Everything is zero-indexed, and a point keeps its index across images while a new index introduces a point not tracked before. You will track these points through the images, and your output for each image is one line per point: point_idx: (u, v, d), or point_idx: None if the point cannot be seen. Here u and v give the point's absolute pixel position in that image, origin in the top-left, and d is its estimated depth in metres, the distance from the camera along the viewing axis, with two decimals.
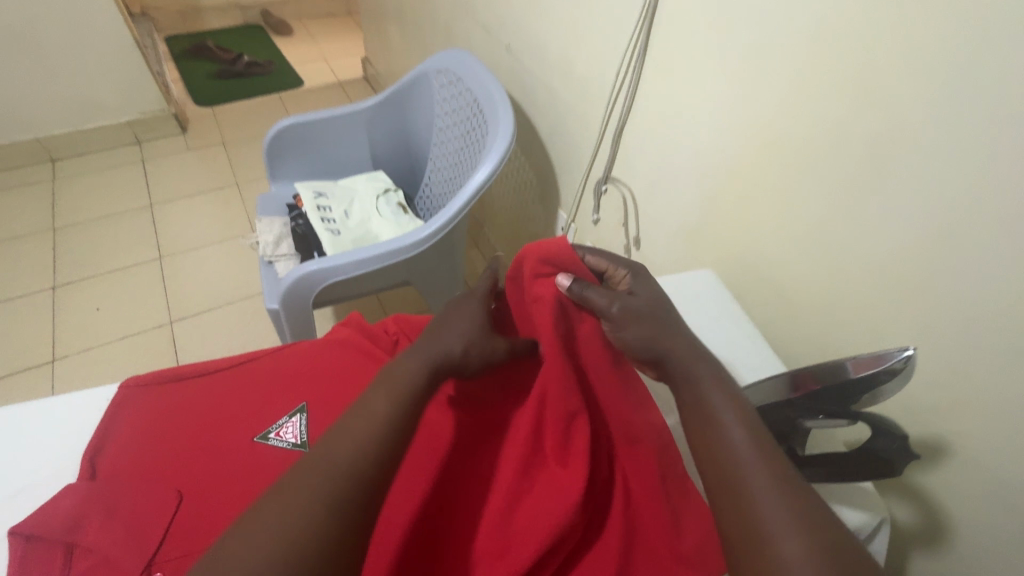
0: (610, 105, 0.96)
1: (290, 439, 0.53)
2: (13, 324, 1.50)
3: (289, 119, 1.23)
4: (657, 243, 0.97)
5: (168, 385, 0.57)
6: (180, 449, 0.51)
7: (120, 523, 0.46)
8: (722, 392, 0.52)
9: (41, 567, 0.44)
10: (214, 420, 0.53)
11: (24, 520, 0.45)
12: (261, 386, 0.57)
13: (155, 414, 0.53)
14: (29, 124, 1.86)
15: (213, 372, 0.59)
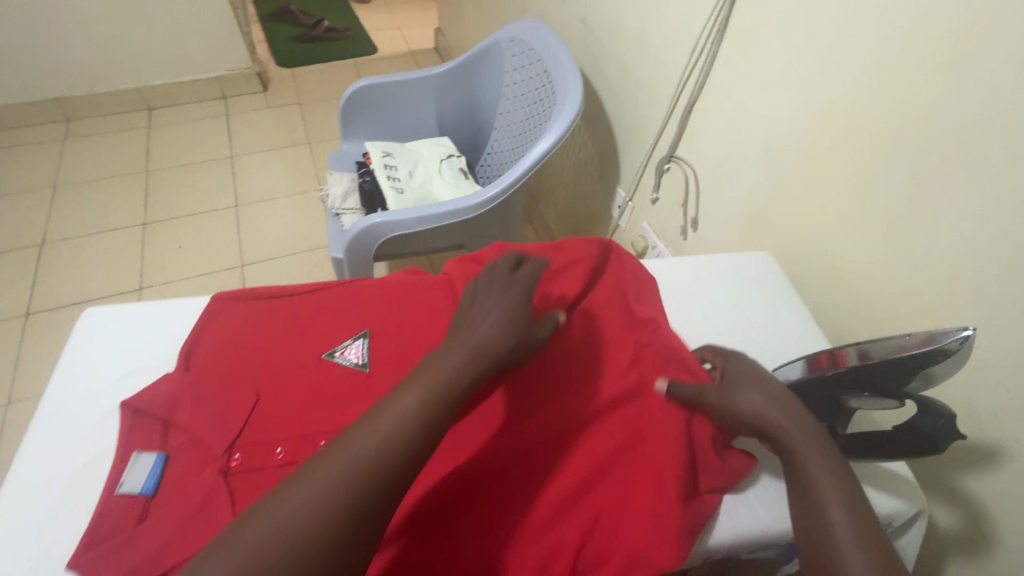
0: (681, 83, 0.94)
1: (353, 358, 0.58)
2: (108, 254, 1.67)
3: (365, 79, 1.29)
4: (716, 226, 0.96)
5: (250, 301, 0.63)
6: (260, 355, 0.57)
7: (209, 409, 0.52)
8: (828, 468, 0.48)
9: (144, 437, 0.51)
10: (288, 335, 0.59)
11: (134, 397, 0.52)
12: (329, 311, 0.63)
13: (238, 324, 0.60)
14: (131, 73, 2.03)
15: (288, 294, 0.65)
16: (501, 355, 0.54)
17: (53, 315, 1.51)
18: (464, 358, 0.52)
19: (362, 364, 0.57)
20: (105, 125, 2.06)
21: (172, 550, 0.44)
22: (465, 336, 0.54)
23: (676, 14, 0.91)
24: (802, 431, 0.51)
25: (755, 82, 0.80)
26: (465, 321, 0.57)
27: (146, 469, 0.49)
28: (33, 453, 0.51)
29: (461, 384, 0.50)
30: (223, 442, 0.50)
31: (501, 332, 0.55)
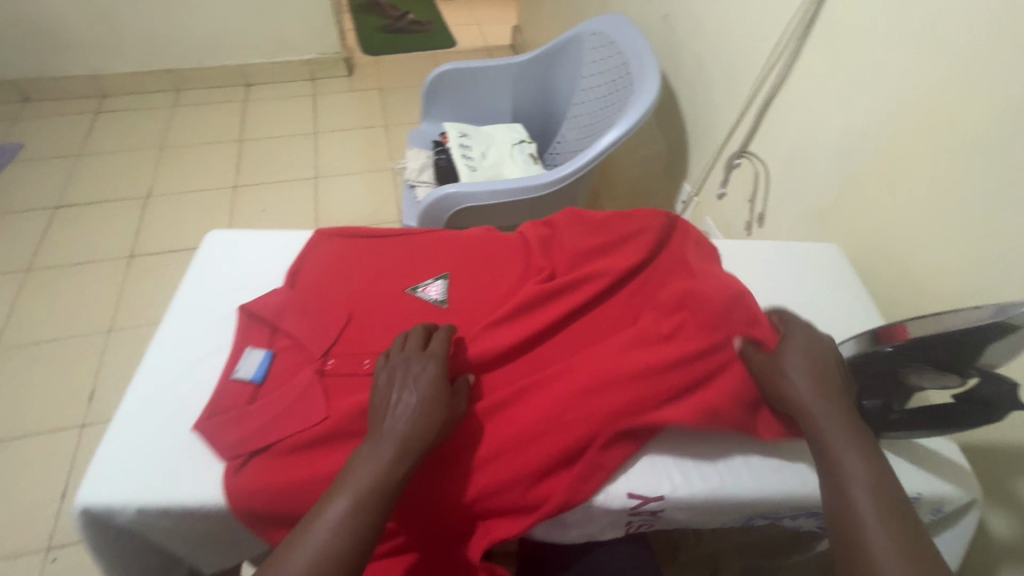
0: (760, 80, 0.96)
1: (434, 294, 0.64)
2: (202, 210, 1.84)
3: (450, 64, 1.37)
4: (784, 222, 0.96)
5: (345, 238, 0.70)
6: (353, 282, 0.64)
7: (310, 320, 0.60)
8: (853, 446, 0.49)
9: (257, 336, 0.59)
10: (378, 269, 0.66)
11: (251, 303, 0.61)
12: (414, 253, 0.69)
13: (336, 256, 0.67)
14: (236, 51, 2.22)
15: (379, 236, 0.71)
16: (431, 436, 0.49)
17: (151, 260, 1.68)
18: (391, 457, 0.47)
19: (441, 300, 0.63)
20: (208, 96, 2.26)
21: (277, 428, 0.52)
22: (389, 421, 0.50)
23: (760, 11, 0.93)
24: (840, 416, 0.51)
25: (837, 79, 0.80)
26: (396, 397, 0.52)
27: (256, 361, 0.57)
28: (167, 338, 0.60)
29: (392, 487, 0.46)
30: (320, 348, 0.58)
31: (432, 411, 0.50)
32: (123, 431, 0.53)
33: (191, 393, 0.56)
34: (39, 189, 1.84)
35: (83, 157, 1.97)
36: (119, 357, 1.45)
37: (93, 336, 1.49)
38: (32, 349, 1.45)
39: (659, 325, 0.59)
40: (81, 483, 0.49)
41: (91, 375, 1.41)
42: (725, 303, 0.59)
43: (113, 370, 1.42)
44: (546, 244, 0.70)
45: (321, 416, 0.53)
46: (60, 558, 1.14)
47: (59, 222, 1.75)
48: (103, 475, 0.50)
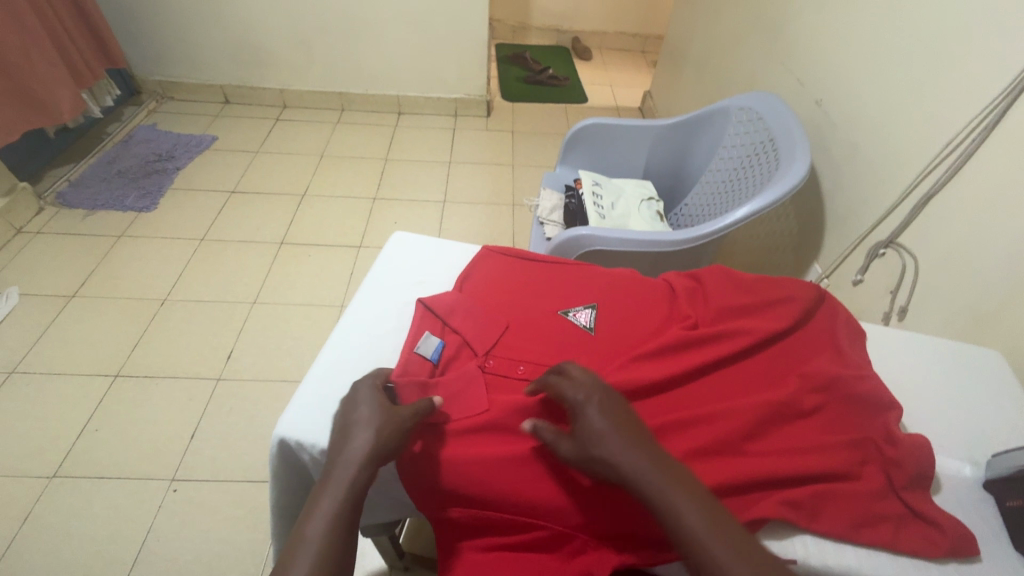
0: (922, 174, 0.94)
1: (584, 321, 0.70)
2: (344, 213, 2.07)
3: (595, 118, 1.47)
4: (931, 320, 0.93)
5: (506, 258, 0.79)
6: (511, 297, 0.72)
7: (475, 321, 0.67)
8: (682, 491, 0.50)
9: (432, 324, 0.68)
10: (534, 289, 0.74)
11: (432, 296, 0.71)
12: (566, 280, 0.76)
13: (498, 271, 0.76)
14: (397, 84, 2.52)
15: (535, 261, 0.79)
16: (377, 464, 0.52)
17: (296, 249, 1.90)
18: (342, 495, 0.50)
19: (590, 328, 0.69)
20: (365, 118, 2.57)
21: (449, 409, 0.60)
22: (343, 452, 0.52)
23: (931, 111, 0.93)
24: (642, 451, 0.52)
25: (1016, 186, 0.78)
26: (342, 435, 0.55)
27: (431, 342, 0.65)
28: (356, 314, 0.71)
29: (345, 509, 0.49)
30: (483, 347, 0.65)
31: (370, 441, 0.53)
32: (316, 382, 0.63)
33: (371, 362, 0.65)
34: (221, 175, 2.18)
35: (259, 154, 2.30)
36: (256, 327, 1.65)
37: (240, 305, 1.71)
38: (192, 306, 1.69)
39: (803, 399, 0.61)
40: (281, 416, 0.59)
41: (232, 337, 1.61)
42: (876, 398, 0.60)
43: (250, 337, 1.61)
44: (696, 296, 0.75)
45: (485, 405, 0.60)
46: (179, 491, 1.29)
47: (232, 205, 2.05)
48: (298, 414, 0.59)
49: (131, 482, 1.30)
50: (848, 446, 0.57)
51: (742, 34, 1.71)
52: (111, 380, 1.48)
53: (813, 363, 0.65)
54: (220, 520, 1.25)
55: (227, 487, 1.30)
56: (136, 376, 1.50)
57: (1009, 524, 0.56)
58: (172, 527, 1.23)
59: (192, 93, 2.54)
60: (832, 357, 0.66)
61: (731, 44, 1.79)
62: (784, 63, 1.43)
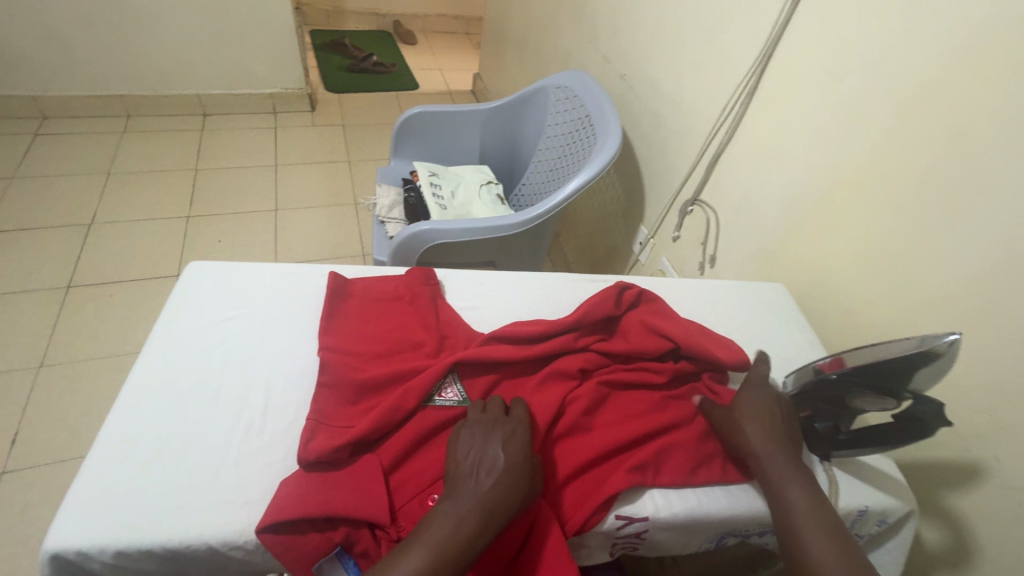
0: (711, 137, 1.06)
1: (452, 398, 0.61)
2: (152, 239, 1.75)
3: (420, 107, 1.41)
4: (733, 264, 1.07)
5: (340, 298, 0.69)
6: (362, 344, 0.64)
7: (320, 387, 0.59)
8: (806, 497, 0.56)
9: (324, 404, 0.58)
10: (386, 326, 0.67)
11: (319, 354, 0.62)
12: (415, 307, 0.70)
13: (337, 317, 0.67)
14: (195, 82, 2.19)
15: (371, 291, 0.71)
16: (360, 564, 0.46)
17: (89, 291, 1.57)
18: None
19: (465, 403, 0.61)
20: (161, 124, 2.19)
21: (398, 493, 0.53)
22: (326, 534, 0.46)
23: (711, 80, 1.05)
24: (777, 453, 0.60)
25: (780, 142, 0.92)
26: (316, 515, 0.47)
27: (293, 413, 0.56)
28: (149, 368, 0.59)
29: None
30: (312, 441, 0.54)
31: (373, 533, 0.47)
32: (100, 469, 0.50)
33: (174, 426, 0.55)
34: None
35: (18, 180, 1.84)
36: (51, 396, 1.33)
37: (21, 372, 1.36)
38: None
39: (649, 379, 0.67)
40: (52, 523, 0.47)
41: (14, 416, 1.28)
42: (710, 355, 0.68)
43: (43, 413, 1.30)
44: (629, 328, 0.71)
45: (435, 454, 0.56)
46: None
47: None
48: (76, 514, 0.47)
49: None
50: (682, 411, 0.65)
51: (553, 13, 1.76)
52: None
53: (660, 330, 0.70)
54: None
55: None
56: None
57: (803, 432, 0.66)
58: None
59: None
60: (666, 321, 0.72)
61: (544, 23, 1.84)
62: (592, 42, 1.50)
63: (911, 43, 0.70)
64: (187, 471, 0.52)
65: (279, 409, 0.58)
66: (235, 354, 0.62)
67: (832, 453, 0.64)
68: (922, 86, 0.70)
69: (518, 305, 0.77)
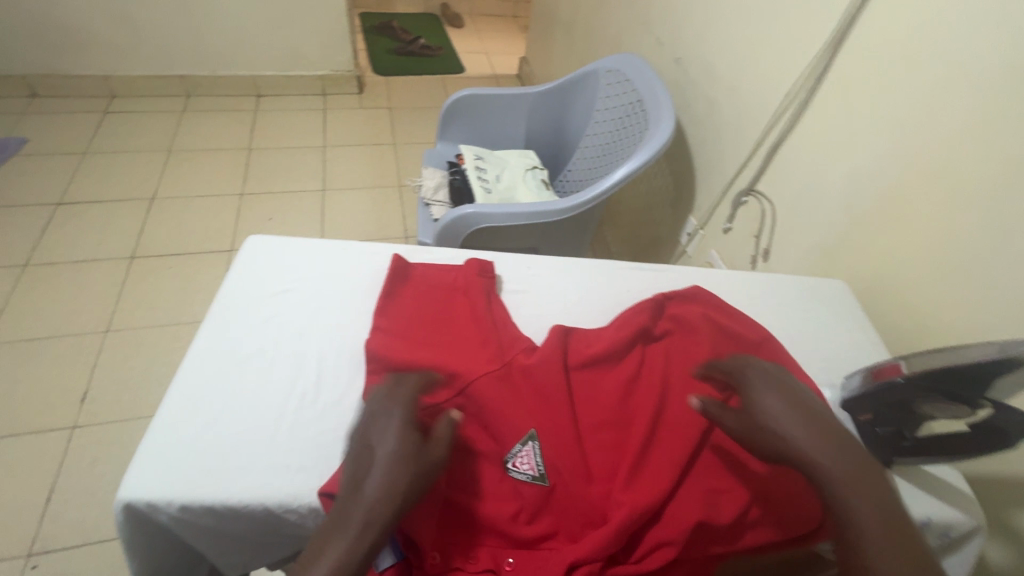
0: (770, 124, 1.01)
1: None
2: (207, 215, 1.83)
3: (469, 90, 1.41)
4: (788, 258, 1.02)
5: (400, 286, 0.69)
6: (421, 335, 0.65)
7: (378, 374, 0.60)
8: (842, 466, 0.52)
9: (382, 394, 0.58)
10: (445, 316, 0.67)
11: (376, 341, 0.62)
12: (473, 298, 0.69)
13: (397, 305, 0.67)
14: (250, 64, 2.25)
15: (431, 279, 0.71)
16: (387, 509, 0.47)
17: (151, 262, 1.66)
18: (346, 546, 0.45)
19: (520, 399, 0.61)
20: (218, 104, 2.27)
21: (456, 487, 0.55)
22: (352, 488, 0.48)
23: (772, 64, 0.99)
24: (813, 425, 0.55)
25: (846, 130, 0.86)
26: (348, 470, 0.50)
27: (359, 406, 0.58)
28: (212, 334, 0.61)
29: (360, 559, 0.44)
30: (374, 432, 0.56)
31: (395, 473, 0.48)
32: (166, 429, 0.53)
33: (234, 391, 0.57)
34: (40, 184, 1.82)
35: (89, 155, 1.95)
36: (116, 359, 1.42)
37: (90, 336, 1.46)
38: (22, 347, 1.41)
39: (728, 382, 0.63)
40: (124, 475, 0.49)
41: (84, 376, 1.38)
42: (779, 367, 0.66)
43: (109, 374, 1.39)
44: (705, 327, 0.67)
45: (482, 452, 0.57)
46: (40, 565, 1.10)
47: (60, 220, 1.73)
48: (146, 468, 0.50)
49: None
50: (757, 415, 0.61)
51: None
52: None
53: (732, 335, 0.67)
54: None
55: (105, 549, 1.13)
56: None
57: (862, 436, 0.64)
58: None
59: None
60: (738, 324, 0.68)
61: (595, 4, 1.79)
62: (645, 24, 1.45)
63: (1002, 23, 0.64)
64: (246, 434, 0.54)
65: (331, 380, 0.60)
66: (291, 325, 0.64)
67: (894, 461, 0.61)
68: (1013, 69, 0.64)
69: (565, 291, 0.76)
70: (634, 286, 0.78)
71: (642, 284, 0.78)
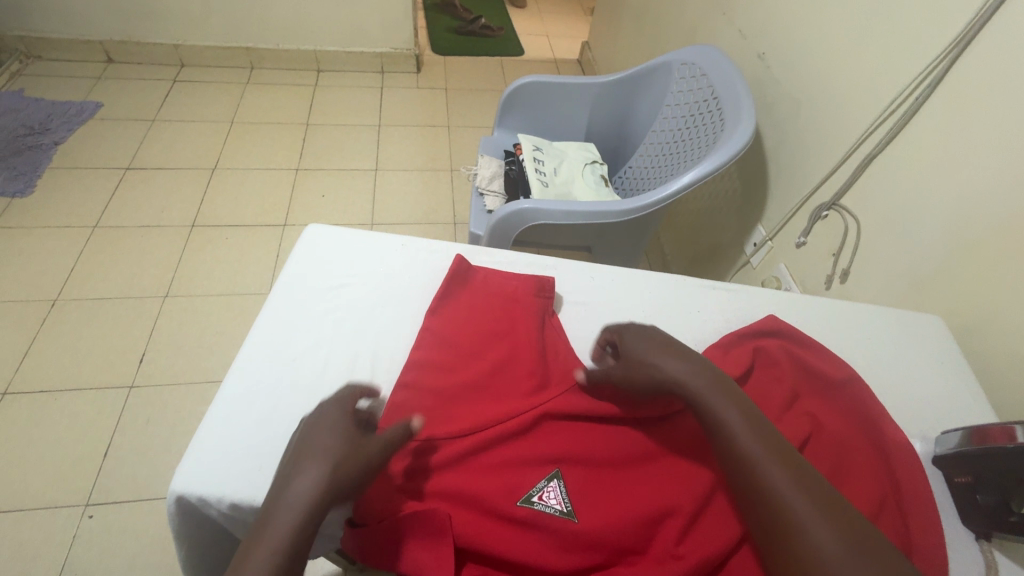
0: (865, 135, 0.92)
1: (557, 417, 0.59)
2: (264, 188, 1.86)
3: (532, 77, 1.35)
4: (870, 282, 0.93)
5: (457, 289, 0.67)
6: (474, 342, 0.63)
7: (429, 380, 0.58)
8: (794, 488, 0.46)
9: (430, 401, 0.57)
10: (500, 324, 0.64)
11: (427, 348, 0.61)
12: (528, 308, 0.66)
13: (452, 309, 0.65)
14: (313, 38, 2.26)
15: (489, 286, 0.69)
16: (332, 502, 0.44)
17: (209, 231, 1.70)
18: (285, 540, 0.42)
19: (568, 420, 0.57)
20: (279, 77, 2.30)
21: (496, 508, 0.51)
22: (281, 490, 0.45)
23: (875, 66, 0.89)
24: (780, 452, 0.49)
25: (961, 148, 0.77)
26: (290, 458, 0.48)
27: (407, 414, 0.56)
28: (268, 326, 0.61)
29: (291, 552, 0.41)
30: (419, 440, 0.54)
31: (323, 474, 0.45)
32: (218, 423, 0.53)
33: (285, 390, 0.56)
34: (112, 148, 1.90)
35: (158, 122, 2.02)
36: (172, 324, 1.48)
37: (149, 299, 1.52)
38: (88, 305, 1.49)
39: (804, 425, 0.57)
40: (176, 468, 0.49)
41: (142, 338, 1.44)
42: (867, 410, 0.59)
43: (166, 338, 1.44)
44: (785, 365, 0.61)
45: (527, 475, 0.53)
46: (95, 516, 1.16)
47: (129, 184, 1.80)
48: (197, 462, 0.50)
49: (33, 514, 1.15)
50: (840, 465, 0.55)
51: None
52: None
53: (813, 376, 0.61)
54: (147, 546, 1.14)
55: (152, 508, 1.19)
56: (27, 392, 1.31)
57: (959, 502, 0.57)
58: (90, 557, 1.11)
59: (65, 50, 2.16)
60: (823, 361, 0.62)
61: None
62: (726, 13, 1.34)
63: None
64: (296, 436, 0.53)
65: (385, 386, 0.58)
66: (346, 322, 0.62)
67: (993, 535, 0.53)
68: None
69: (629, 307, 0.71)
70: (704, 305, 0.72)
71: (712, 303, 0.72)
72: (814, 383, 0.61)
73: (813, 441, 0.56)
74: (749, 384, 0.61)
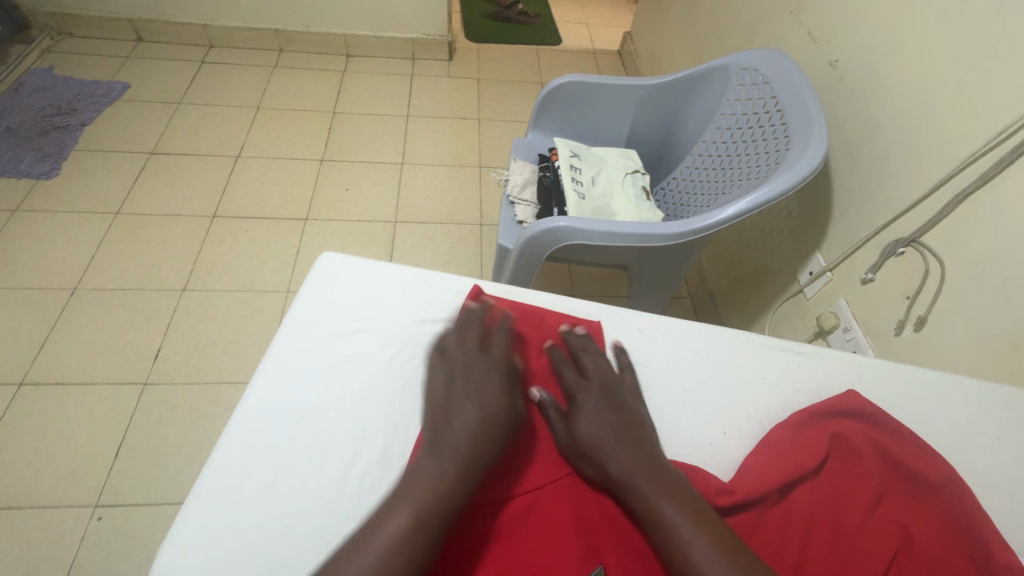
0: (960, 166, 0.79)
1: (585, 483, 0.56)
2: (288, 178, 1.81)
3: (574, 76, 1.24)
4: (950, 334, 0.82)
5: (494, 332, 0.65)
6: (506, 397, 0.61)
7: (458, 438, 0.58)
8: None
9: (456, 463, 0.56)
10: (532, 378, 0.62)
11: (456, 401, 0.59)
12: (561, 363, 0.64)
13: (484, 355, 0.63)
14: (343, 22, 2.18)
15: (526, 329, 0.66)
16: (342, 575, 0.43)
17: (231, 223, 1.66)
18: None
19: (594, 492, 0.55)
20: (308, 61, 2.23)
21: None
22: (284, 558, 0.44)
23: (981, 88, 0.77)
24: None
25: None
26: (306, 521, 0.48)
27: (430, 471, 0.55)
28: (272, 379, 0.58)
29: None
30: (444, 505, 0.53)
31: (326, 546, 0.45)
32: (217, 488, 0.51)
33: (290, 453, 0.54)
34: (137, 131, 1.86)
35: (184, 106, 1.97)
36: (189, 320, 1.44)
37: (167, 293, 1.48)
38: (107, 296, 1.46)
39: (887, 535, 0.50)
40: (160, 549, 0.47)
41: (158, 334, 1.40)
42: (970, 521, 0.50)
43: (181, 336, 1.40)
44: (869, 459, 0.55)
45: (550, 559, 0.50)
46: (104, 518, 1.14)
47: (152, 170, 1.76)
48: (192, 535, 0.48)
49: (43, 512, 1.13)
50: None
51: None
52: (14, 389, 1.27)
53: (901, 473, 0.54)
54: (155, 553, 1.11)
55: (162, 512, 1.16)
56: (43, 384, 1.29)
57: None
58: (96, 562, 1.09)
59: (96, 28, 2.13)
60: (914, 456, 0.54)
61: None
62: (794, 11, 1.20)
63: None
64: (298, 507, 0.51)
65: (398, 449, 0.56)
66: (358, 374, 0.60)
67: None
68: None
69: (686, 365, 0.66)
70: (763, 366, 0.66)
71: (779, 368, 0.66)
72: (901, 484, 0.54)
73: (901, 556, 0.49)
74: (828, 477, 0.54)
